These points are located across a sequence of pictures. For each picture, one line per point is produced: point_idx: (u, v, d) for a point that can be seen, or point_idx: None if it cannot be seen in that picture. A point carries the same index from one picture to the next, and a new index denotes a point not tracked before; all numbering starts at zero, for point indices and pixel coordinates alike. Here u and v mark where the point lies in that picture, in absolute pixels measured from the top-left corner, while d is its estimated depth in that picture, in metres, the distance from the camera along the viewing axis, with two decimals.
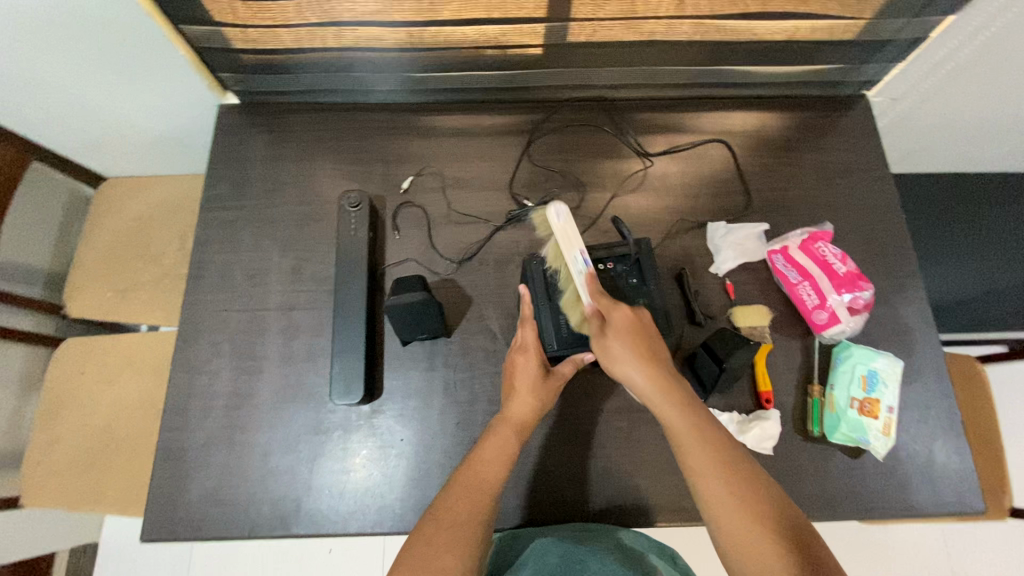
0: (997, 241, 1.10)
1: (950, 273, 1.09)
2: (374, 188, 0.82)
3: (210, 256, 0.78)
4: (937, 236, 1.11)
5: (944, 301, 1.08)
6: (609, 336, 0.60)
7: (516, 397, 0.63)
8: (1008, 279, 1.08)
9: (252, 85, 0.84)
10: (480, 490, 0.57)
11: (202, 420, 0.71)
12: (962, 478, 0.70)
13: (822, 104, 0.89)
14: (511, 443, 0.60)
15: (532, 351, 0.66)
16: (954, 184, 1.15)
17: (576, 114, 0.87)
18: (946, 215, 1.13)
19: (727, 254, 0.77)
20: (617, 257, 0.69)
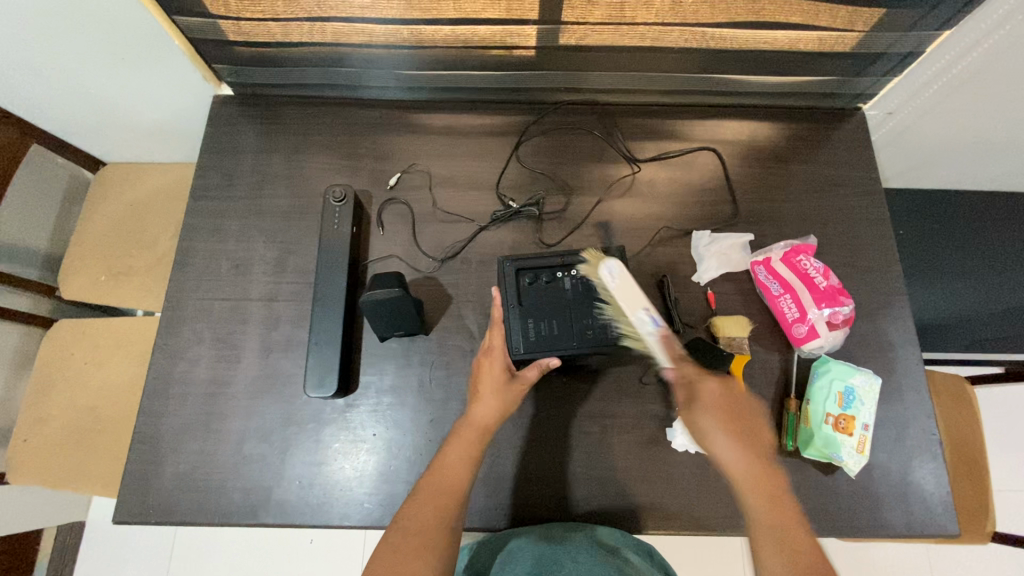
0: (992, 261, 1.09)
1: (941, 292, 1.07)
2: (361, 184, 0.83)
3: (196, 245, 0.79)
4: (932, 253, 1.10)
5: (934, 321, 1.07)
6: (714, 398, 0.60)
7: (480, 402, 0.63)
8: (1001, 300, 1.06)
9: (246, 77, 0.85)
10: (446, 496, 0.57)
11: (179, 407, 0.72)
12: (937, 500, 0.69)
13: (815, 116, 0.88)
14: (475, 446, 0.60)
15: (498, 355, 0.65)
16: (952, 201, 1.13)
17: (567, 118, 0.87)
18: (941, 233, 1.11)
19: (707, 256, 0.78)
20: (592, 264, 0.67)
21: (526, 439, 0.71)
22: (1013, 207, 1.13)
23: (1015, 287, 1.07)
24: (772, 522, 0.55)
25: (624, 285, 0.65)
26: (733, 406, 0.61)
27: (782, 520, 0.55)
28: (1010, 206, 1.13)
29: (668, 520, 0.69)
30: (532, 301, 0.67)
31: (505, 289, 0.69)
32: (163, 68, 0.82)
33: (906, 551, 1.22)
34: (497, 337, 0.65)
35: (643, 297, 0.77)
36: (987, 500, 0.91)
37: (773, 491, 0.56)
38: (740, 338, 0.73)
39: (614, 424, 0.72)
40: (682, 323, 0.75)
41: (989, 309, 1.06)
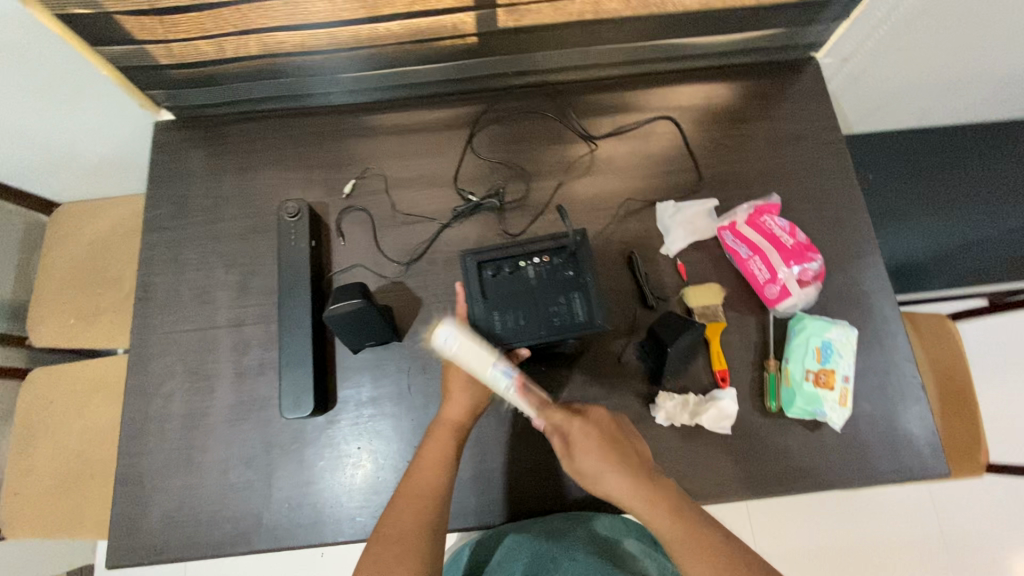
0: (962, 196, 1.08)
1: (907, 233, 1.07)
2: (317, 195, 0.81)
3: (156, 278, 0.77)
4: (902, 196, 1.09)
5: (896, 262, 1.09)
6: (575, 445, 0.58)
7: (450, 400, 0.62)
8: (970, 237, 1.07)
9: (185, 100, 0.82)
10: (423, 499, 0.56)
11: (159, 444, 0.71)
12: (921, 442, 0.70)
13: (770, 71, 0.86)
14: (449, 445, 0.60)
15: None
16: (918, 140, 1.13)
17: (518, 102, 0.85)
18: (903, 172, 1.10)
19: (671, 225, 0.77)
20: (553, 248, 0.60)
21: (510, 432, 0.71)
22: (967, 138, 1.13)
23: (985, 220, 1.07)
24: (678, 539, 0.53)
25: (467, 345, 0.56)
26: (611, 439, 0.58)
27: (687, 533, 0.53)
28: (975, 140, 1.12)
29: None
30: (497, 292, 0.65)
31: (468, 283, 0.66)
32: (96, 100, 0.79)
33: (906, 492, 1.24)
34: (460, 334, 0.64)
35: (613, 275, 0.76)
36: (979, 433, 0.92)
37: (671, 506, 0.54)
38: (713, 305, 0.73)
39: (598, 407, 0.71)
40: (654, 297, 0.75)
41: (959, 245, 1.07)
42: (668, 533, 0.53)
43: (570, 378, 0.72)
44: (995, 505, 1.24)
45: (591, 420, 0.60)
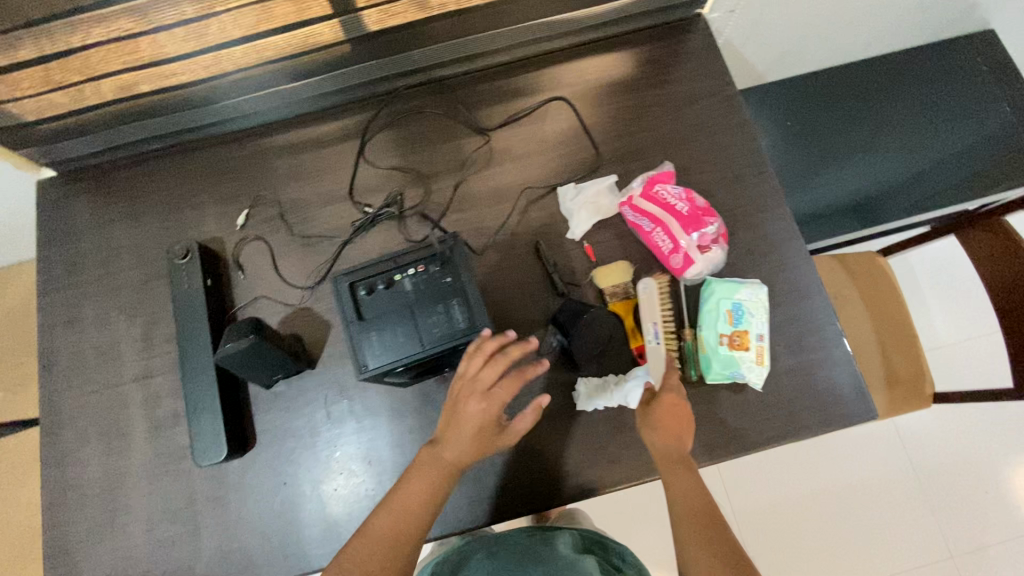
0: (875, 139, 1.11)
1: (815, 188, 1.12)
2: (212, 231, 0.78)
3: (57, 341, 0.75)
4: (809, 151, 1.12)
5: (807, 215, 1.14)
6: (671, 428, 0.62)
7: (453, 442, 0.57)
8: (875, 184, 1.11)
9: (62, 153, 0.79)
10: (394, 540, 0.55)
11: (81, 510, 0.69)
12: (846, 389, 0.69)
13: (658, 34, 0.84)
14: (434, 486, 0.57)
15: (493, 402, 0.56)
16: (833, 81, 1.13)
17: (406, 103, 0.83)
18: (810, 127, 1.12)
19: (658, 318, 0.68)
20: (427, 256, 0.58)
21: None
22: (873, 76, 1.12)
23: (899, 161, 1.10)
24: (682, 507, 0.59)
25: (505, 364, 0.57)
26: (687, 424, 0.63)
27: (687, 507, 0.58)
28: (891, 73, 1.12)
29: (594, 482, 0.68)
30: (372, 314, 0.57)
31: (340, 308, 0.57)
32: None
33: (871, 430, 1.25)
34: (510, 390, 0.56)
35: (522, 268, 0.75)
36: (921, 367, 0.92)
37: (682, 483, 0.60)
38: (623, 283, 0.72)
39: (521, 402, 0.70)
40: (566, 284, 0.74)
41: (873, 190, 1.12)
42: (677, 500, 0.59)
43: None
44: (961, 431, 1.25)
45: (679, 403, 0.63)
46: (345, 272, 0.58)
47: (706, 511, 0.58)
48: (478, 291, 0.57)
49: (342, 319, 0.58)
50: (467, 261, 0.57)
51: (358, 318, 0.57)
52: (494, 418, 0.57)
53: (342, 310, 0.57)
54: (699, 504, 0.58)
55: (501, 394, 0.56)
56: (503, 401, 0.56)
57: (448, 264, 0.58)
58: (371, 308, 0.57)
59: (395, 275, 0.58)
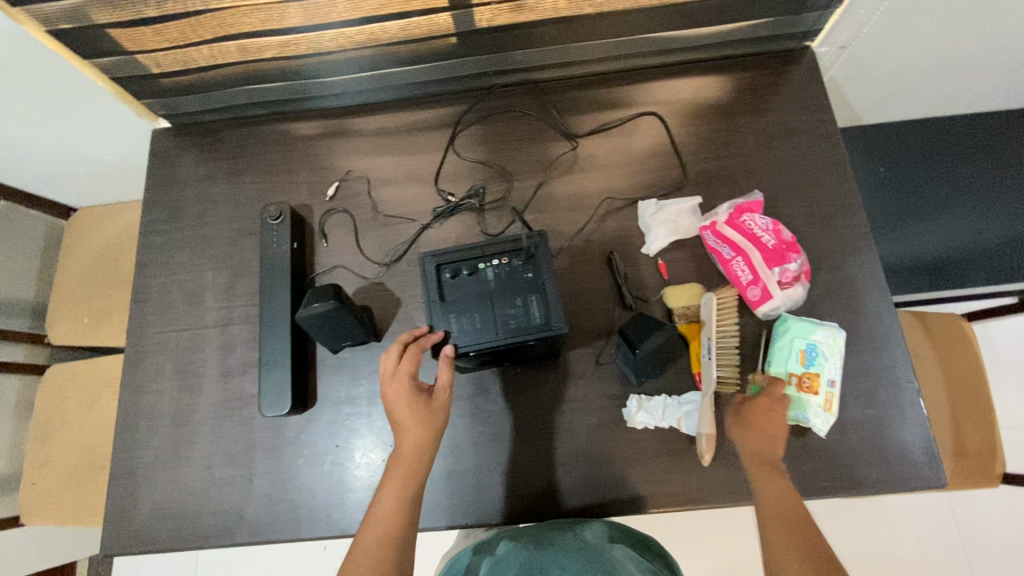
0: (978, 190, 1.03)
1: (907, 237, 1.03)
2: (302, 198, 0.83)
3: (150, 279, 0.80)
4: (900, 196, 1.05)
5: (897, 264, 1.03)
6: (764, 424, 0.63)
7: (402, 431, 0.59)
8: (975, 240, 1.02)
9: (179, 108, 0.85)
10: (385, 543, 0.56)
11: (149, 438, 0.74)
12: (915, 451, 0.66)
13: (762, 62, 0.83)
14: (403, 483, 0.58)
15: (406, 379, 0.59)
16: (934, 129, 1.07)
17: (501, 101, 0.85)
18: (901, 173, 1.06)
19: (713, 333, 0.66)
20: (512, 249, 0.59)
21: (484, 434, 0.71)
22: (971, 128, 1.07)
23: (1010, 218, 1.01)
24: (770, 500, 0.59)
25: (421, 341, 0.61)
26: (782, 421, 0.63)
27: (776, 499, 0.59)
28: (996, 128, 1.06)
29: (638, 500, 0.67)
30: (454, 296, 0.59)
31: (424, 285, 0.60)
32: (96, 109, 0.83)
33: (920, 500, 1.18)
34: (411, 364, 0.59)
35: (593, 275, 0.75)
36: (992, 443, 0.88)
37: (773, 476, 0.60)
38: (693, 306, 0.71)
39: (573, 407, 0.71)
40: (634, 298, 0.73)
41: (981, 242, 1.01)
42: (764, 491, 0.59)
43: (546, 379, 0.72)
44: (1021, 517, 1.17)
45: (773, 403, 0.63)
46: (434, 251, 0.59)
47: (796, 508, 0.58)
48: (557, 290, 0.57)
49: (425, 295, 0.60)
50: (552, 260, 0.58)
51: (440, 298, 0.59)
52: (418, 390, 0.60)
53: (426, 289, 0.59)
54: (789, 499, 0.58)
55: (410, 369, 0.60)
56: (411, 372, 0.60)
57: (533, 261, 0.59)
58: (454, 291, 0.59)
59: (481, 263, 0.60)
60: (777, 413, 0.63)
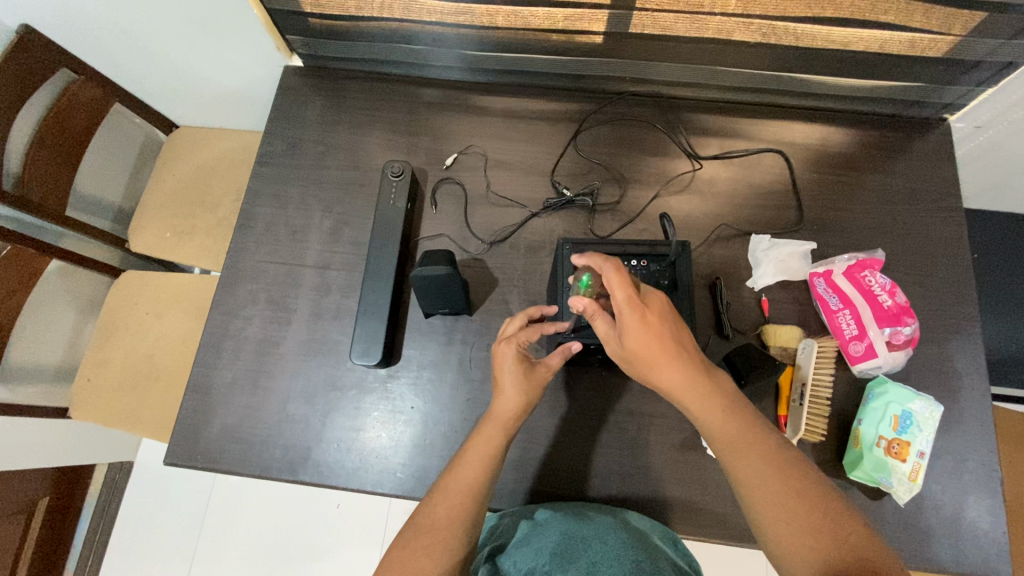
0: None
1: (1010, 328, 1.01)
2: (419, 161, 0.84)
3: (259, 208, 0.82)
4: (1008, 287, 1.03)
5: (996, 357, 1.00)
6: (639, 338, 0.54)
7: (503, 393, 0.61)
8: None
9: (317, 50, 0.86)
10: (463, 495, 0.56)
11: (232, 360, 0.75)
12: (990, 540, 0.65)
13: (894, 125, 0.83)
14: (495, 445, 0.59)
15: (520, 345, 0.62)
16: None
17: (629, 109, 0.86)
18: (1015, 265, 1.04)
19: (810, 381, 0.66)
20: (651, 255, 0.65)
21: (559, 427, 0.71)
22: None
23: None
24: (744, 474, 0.52)
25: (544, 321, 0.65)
26: (677, 324, 0.56)
27: (758, 467, 0.51)
28: None
29: (701, 527, 0.67)
30: None
31: (561, 268, 0.67)
32: (243, 39, 0.85)
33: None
34: (527, 335, 0.63)
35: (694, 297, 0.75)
36: None
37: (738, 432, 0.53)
38: (791, 348, 0.71)
39: (651, 423, 0.71)
40: (732, 329, 0.73)
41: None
42: (735, 466, 0.52)
43: (629, 388, 0.72)
44: None
45: (659, 312, 0.55)
46: (575, 243, 0.67)
47: (773, 471, 0.51)
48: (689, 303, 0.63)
49: (558, 277, 0.67)
50: (690, 274, 0.64)
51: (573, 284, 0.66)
52: (524, 357, 0.62)
53: (562, 273, 0.66)
54: (755, 462, 0.51)
55: (525, 339, 0.63)
56: (526, 340, 0.63)
57: (670, 270, 0.65)
58: None
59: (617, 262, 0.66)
60: (664, 320, 0.55)
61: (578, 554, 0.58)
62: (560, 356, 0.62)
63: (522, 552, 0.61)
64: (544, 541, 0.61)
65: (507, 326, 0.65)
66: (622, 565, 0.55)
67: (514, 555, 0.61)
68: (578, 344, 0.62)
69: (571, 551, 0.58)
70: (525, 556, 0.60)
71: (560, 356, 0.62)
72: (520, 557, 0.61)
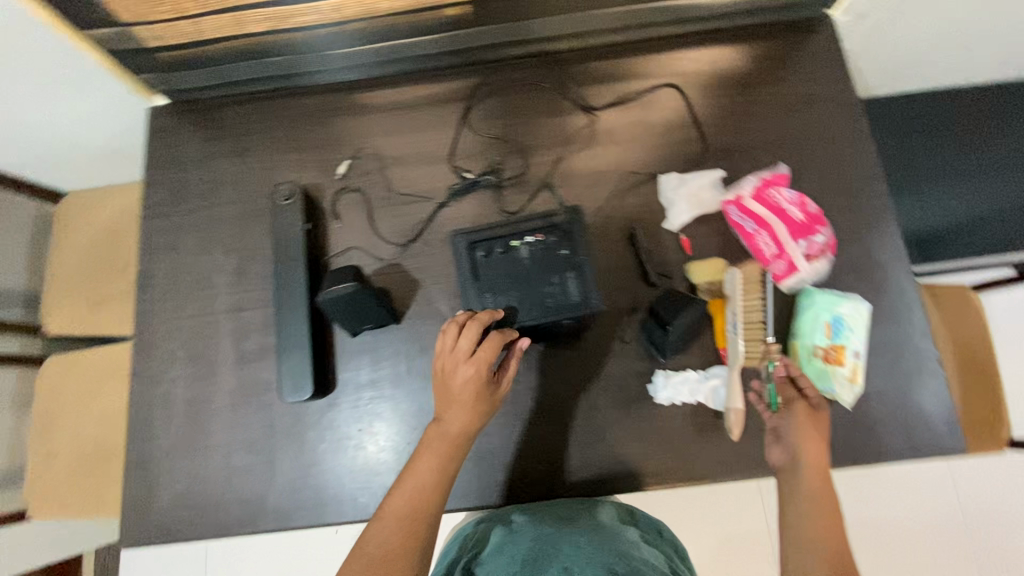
0: (1006, 155, 1.02)
1: (937, 202, 1.02)
2: (311, 176, 0.80)
3: (156, 264, 0.77)
4: (928, 161, 1.03)
5: (930, 233, 1.02)
6: (819, 423, 0.62)
7: (456, 412, 0.59)
8: (1009, 200, 1.01)
9: (174, 84, 0.80)
10: (411, 518, 0.57)
11: (165, 427, 0.72)
12: (937, 420, 0.67)
13: (779, 31, 0.81)
14: (446, 461, 0.59)
15: (484, 365, 0.58)
16: (966, 97, 1.04)
17: (515, 73, 0.82)
18: (929, 137, 1.04)
19: (739, 308, 0.67)
20: (545, 228, 0.64)
21: (510, 414, 0.70)
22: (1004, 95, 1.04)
23: None
24: (808, 524, 0.58)
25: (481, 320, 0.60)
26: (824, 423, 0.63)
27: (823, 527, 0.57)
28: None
29: (667, 475, 0.67)
30: (485, 272, 0.64)
31: (458, 263, 0.65)
32: (91, 87, 0.78)
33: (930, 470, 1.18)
34: (489, 351, 0.58)
35: (615, 252, 0.74)
36: (998, 406, 0.88)
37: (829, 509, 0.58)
38: (718, 281, 0.71)
39: (599, 387, 0.70)
40: (658, 275, 0.73)
41: (992, 210, 1.01)
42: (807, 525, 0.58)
43: (571, 358, 0.71)
44: None
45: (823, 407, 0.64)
46: (465, 234, 0.65)
47: (837, 539, 0.57)
48: (593, 268, 0.62)
49: (459, 273, 0.65)
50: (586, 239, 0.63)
51: (473, 276, 0.64)
52: (486, 379, 0.59)
53: (460, 267, 0.65)
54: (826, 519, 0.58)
55: (488, 357, 0.58)
56: (489, 360, 0.58)
57: (566, 239, 0.64)
58: (485, 267, 0.64)
59: (513, 241, 0.64)
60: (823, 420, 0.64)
61: (549, 559, 0.64)
62: (511, 368, 0.61)
63: (496, 560, 0.66)
64: (518, 547, 0.66)
65: (459, 337, 0.58)
66: (594, 567, 0.61)
67: (490, 563, 0.66)
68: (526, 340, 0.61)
69: (542, 557, 0.64)
70: (500, 565, 0.65)
71: (512, 368, 0.61)
72: (495, 564, 0.66)
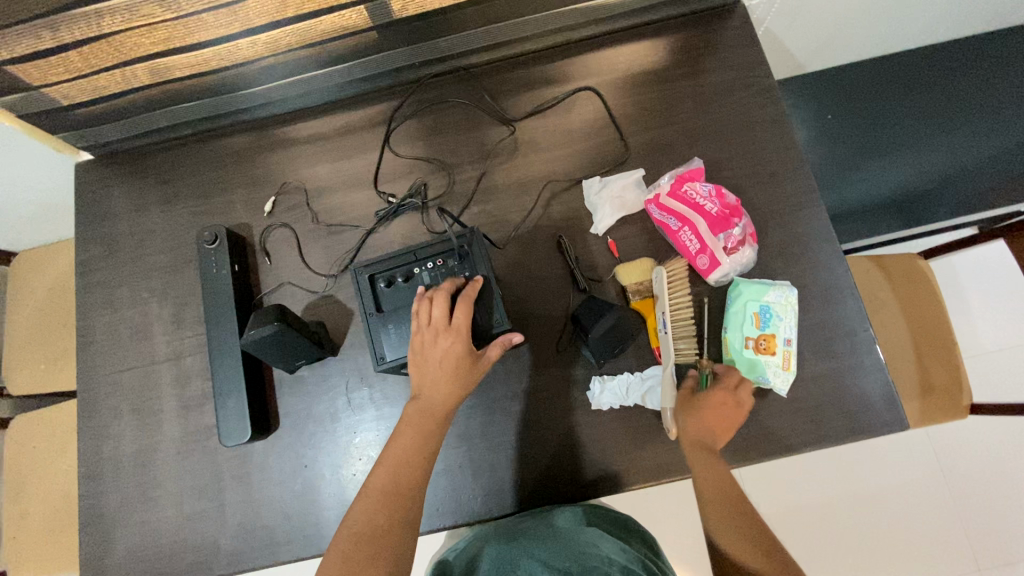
0: (951, 116, 1.00)
1: (890, 170, 1.00)
2: (240, 217, 0.80)
3: (95, 320, 0.78)
4: (874, 131, 1.01)
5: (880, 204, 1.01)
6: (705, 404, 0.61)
7: (436, 385, 0.59)
8: (963, 162, 0.98)
9: (97, 138, 0.81)
10: (390, 496, 0.54)
11: (115, 481, 0.72)
12: (876, 400, 0.66)
13: (693, 21, 0.80)
14: (425, 434, 0.58)
15: (462, 330, 0.60)
16: (897, 65, 1.04)
17: (433, 93, 0.82)
18: (867, 106, 1.03)
19: (668, 308, 0.65)
20: (447, 252, 0.66)
21: (452, 435, 0.70)
22: (935, 58, 1.04)
23: (987, 138, 0.98)
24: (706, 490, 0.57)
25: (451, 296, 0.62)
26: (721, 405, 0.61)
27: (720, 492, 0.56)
28: (958, 54, 1.03)
29: (611, 481, 0.67)
30: (388, 304, 0.66)
31: (359, 298, 0.66)
32: (12, 148, 0.79)
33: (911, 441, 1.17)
34: (464, 316, 0.60)
35: (544, 263, 0.74)
36: (958, 374, 0.89)
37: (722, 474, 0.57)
38: (646, 281, 0.71)
39: (538, 399, 0.70)
40: (587, 280, 0.73)
41: (927, 183, 0.99)
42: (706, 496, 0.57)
43: (508, 373, 0.71)
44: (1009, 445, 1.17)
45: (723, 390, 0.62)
46: (365, 266, 0.66)
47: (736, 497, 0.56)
48: (494, 283, 0.64)
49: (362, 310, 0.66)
50: (484, 254, 0.64)
51: (378, 309, 0.66)
52: (465, 348, 0.60)
53: (364, 301, 0.66)
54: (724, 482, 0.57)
55: (464, 323, 0.60)
56: (465, 326, 0.60)
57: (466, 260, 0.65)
58: (388, 299, 0.66)
59: (414, 269, 0.66)
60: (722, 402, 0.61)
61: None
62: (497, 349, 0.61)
63: None
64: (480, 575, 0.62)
65: (434, 307, 0.61)
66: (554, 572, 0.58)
67: None
68: (517, 335, 0.62)
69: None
70: None
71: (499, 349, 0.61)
72: None
